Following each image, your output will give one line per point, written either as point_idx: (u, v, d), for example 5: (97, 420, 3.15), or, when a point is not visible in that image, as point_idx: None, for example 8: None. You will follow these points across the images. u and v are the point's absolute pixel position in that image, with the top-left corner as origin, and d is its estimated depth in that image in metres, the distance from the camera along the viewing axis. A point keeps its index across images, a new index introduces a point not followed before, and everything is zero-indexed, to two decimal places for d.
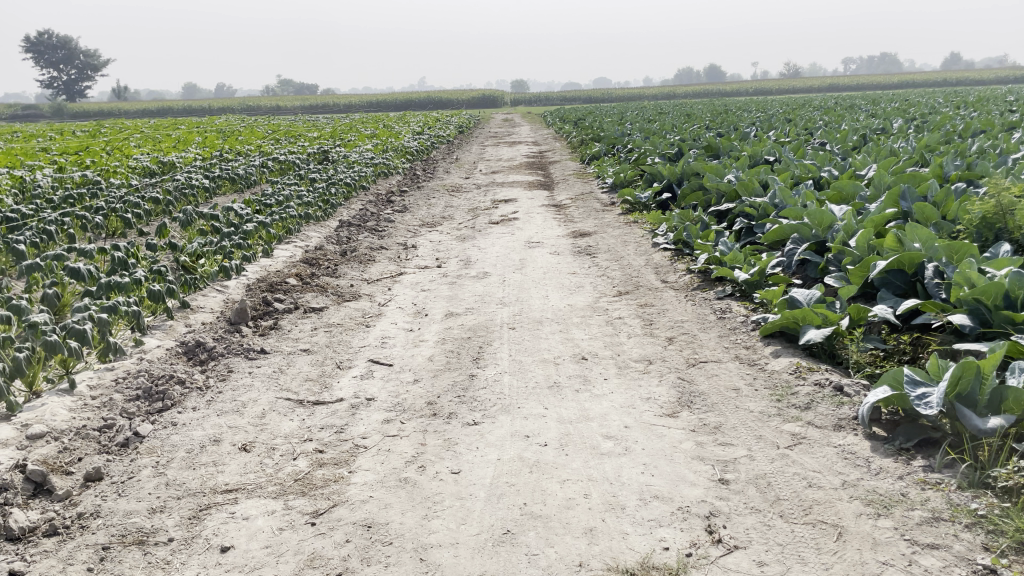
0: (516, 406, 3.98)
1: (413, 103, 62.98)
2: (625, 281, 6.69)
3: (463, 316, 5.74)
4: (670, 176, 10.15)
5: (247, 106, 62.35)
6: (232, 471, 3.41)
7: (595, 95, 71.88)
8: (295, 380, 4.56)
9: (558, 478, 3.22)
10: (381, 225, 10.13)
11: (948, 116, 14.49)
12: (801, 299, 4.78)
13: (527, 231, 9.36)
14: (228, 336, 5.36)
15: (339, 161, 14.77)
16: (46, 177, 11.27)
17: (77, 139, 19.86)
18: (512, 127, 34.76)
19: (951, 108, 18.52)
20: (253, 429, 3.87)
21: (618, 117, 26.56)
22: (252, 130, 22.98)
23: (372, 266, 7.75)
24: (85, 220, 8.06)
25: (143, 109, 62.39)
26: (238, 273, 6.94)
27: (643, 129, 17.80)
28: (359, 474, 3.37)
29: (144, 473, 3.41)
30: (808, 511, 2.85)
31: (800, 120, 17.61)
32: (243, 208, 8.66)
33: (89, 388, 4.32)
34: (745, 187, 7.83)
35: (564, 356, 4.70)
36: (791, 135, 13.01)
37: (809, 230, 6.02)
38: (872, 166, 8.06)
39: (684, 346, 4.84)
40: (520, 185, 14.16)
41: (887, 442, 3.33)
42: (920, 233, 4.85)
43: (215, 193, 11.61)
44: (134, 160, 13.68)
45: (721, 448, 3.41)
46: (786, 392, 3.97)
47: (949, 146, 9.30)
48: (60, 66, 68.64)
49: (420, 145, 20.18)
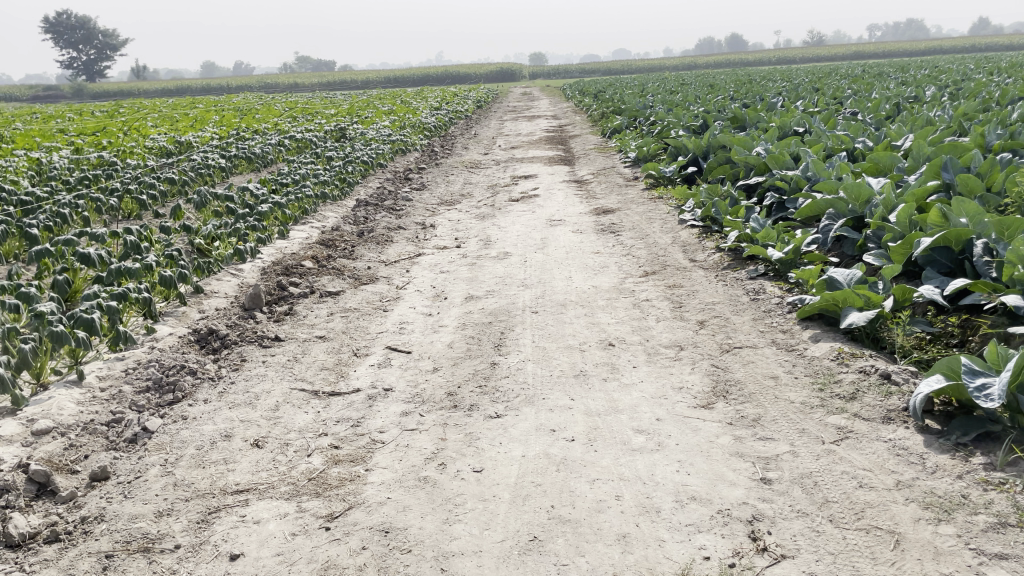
0: (541, 397, 3.77)
1: (431, 78, 62.60)
2: (651, 261, 6.44)
3: (484, 299, 5.54)
4: (695, 149, 9.86)
5: (265, 83, 62.15)
6: (243, 470, 3.24)
7: (615, 66, 70.82)
8: (310, 369, 4.38)
9: (588, 477, 3.01)
10: (399, 204, 9.93)
11: (982, 83, 13.99)
12: (841, 279, 4.51)
13: (548, 208, 9.11)
14: (242, 323, 5.19)
15: (356, 138, 14.54)
16: (61, 158, 11.15)
17: (97, 120, 19.81)
18: (531, 101, 34.32)
19: (986, 75, 17.94)
20: (265, 423, 3.70)
21: (639, 89, 26.08)
22: (270, 107, 22.79)
23: (390, 247, 7.55)
24: (99, 204, 7.92)
25: (164, 88, 62.48)
26: (253, 256, 6.78)
27: (665, 101, 17.38)
28: (377, 472, 3.19)
29: (152, 472, 3.25)
30: (860, 516, 2.63)
31: (827, 88, 17.08)
32: (259, 188, 8.49)
33: (98, 379, 4.17)
34: (775, 160, 7.53)
35: (591, 343, 4.49)
36: (820, 105, 12.59)
37: (846, 205, 5.74)
38: (908, 137, 7.72)
39: (716, 330, 4.61)
40: (540, 160, 13.91)
41: (941, 435, 3.09)
42: (968, 207, 4.55)
43: (231, 173, 11.46)
44: (150, 140, 13.55)
45: (762, 444, 3.19)
46: (829, 380, 3.73)
47: (989, 114, 8.91)
48: (80, 47, 68.85)
49: (437, 121, 19.90)
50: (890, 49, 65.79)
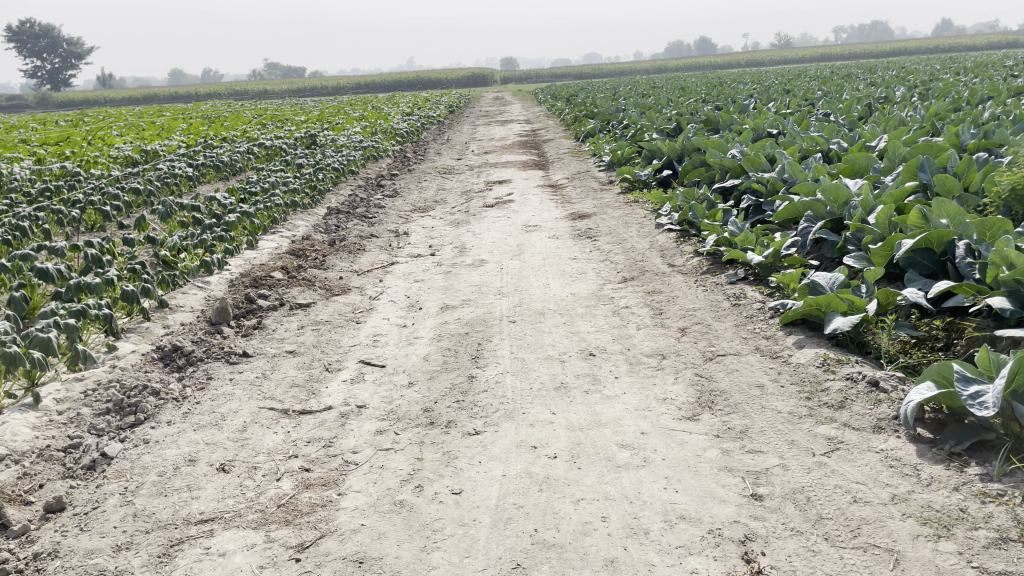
0: (521, 412, 3.63)
1: (401, 85, 62.42)
2: (629, 266, 6.33)
3: (460, 309, 5.39)
4: (670, 152, 9.80)
5: (234, 90, 61.45)
6: (208, 497, 3.07)
7: (587, 70, 70.77)
8: (280, 387, 4.20)
9: (572, 497, 2.88)
10: (372, 211, 9.74)
11: (950, 82, 14.12)
12: (824, 284, 4.43)
13: (524, 214, 8.98)
14: (208, 339, 4.99)
15: (326, 145, 14.31)
16: (23, 169, 10.82)
17: (62, 129, 19.36)
18: (503, 106, 34.18)
19: (951, 74, 18.13)
20: (232, 445, 3.52)
21: (610, 92, 26.08)
22: (240, 115, 22.46)
23: (362, 256, 7.37)
24: (61, 215, 7.67)
25: (130, 96, 61.59)
26: (221, 267, 6.57)
27: (638, 104, 17.34)
28: (350, 497, 3.03)
29: (111, 502, 3.07)
30: (857, 533, 2.52)
31: (798, 90, 17.10)
32: (227, 197, 8.27)
33: (55, 402, 3.96)
34: (751, 162, 7.47)
35: (571, 353, 4.35)
36: (792, 106, 12.60)
37: (824, 207, 5.68)
38: (882, 137, 7.69)
39: (699, 337, 4.50)
40: (514, 165, 13.79)
41: (934, 444, 3.00)
42: (948, 207, 4.48)
43: (198, 182, 11.20)
44: (115, 150, 13.24)
45: (750, 457, 3.07)
46: (816, 389, 3.63)
47: (961, 114, 8.93)
48: (44, 54, 67.81)
49: (409, 126, 19.71)
50: (856, 51, 66.58)
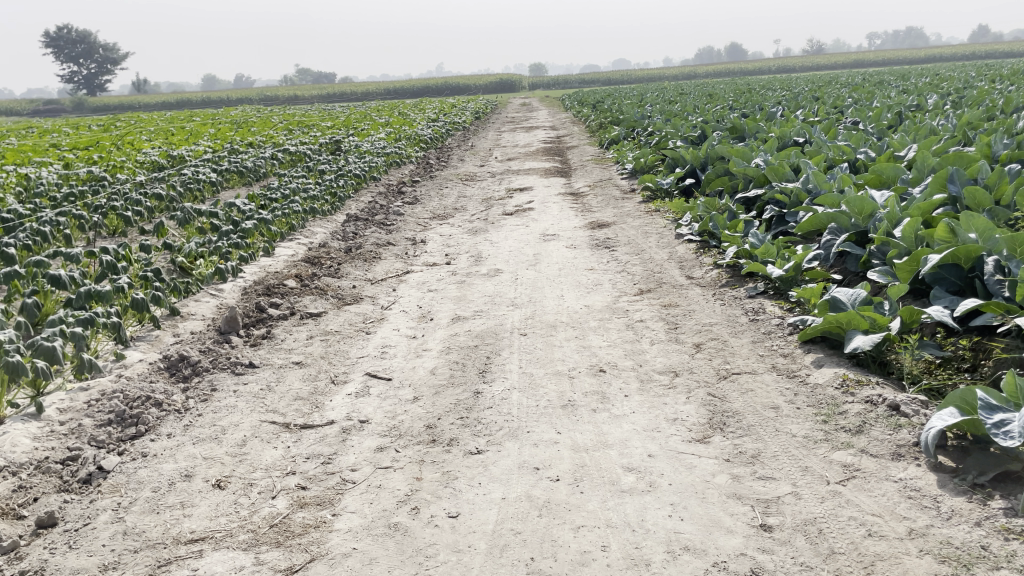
0: (526, 430, 3.53)
1: (430, 91, 62.67)
2: (646, 278, 6.19)
3: (471, 321, 5.29)
4: (693, 161, 9.64)
5: (265, 96, 62.10)
6: (201, 515, 3.00)
7: (615, 75, 70.44)
8: (284, 400, 4.13)
9: (572, 524, 2.76)
10: (390, 219, 9.69)
11: (984, 91, 13.73)
12: (846, 300, 4.28)
13: (543, 222, 8.87)
14: (216, 348, 4.94)
15: (350, 151, 14.33)
16: (51, 173, 10.91)
17: (93, 133, 19.58)
18: (529, 112, 34.11)
19: (986, 82, 17.72)
20: (230, 460, 3.45)
21: (637, 100, 25.93)
22: (267, 121, 22.59)
23: (377, 265, 7.32)
24: (82, 221, 7.70)
25: (163, 101, 62.55)
26: (235, 275, 6.53)
27: (663, 111, 17.17)
28: (344, 518, 2.94)
29: (102, 519, 3.01)
30: (871, 571, 2.38)
31: (826, 98, 16.83)
32: (246, 204, 8.25)
33: (58, 412, 3.92)
34: (775, 172, 7.30)
35: (580, 368, 4.24)
36: (820, 114, 12.38)
37: (848, 219, 5.51)
38: (911, 147, 7.48)
39: (714, 354, 4.36)
40: (536, 172, 13.69)
41: (956, 474, 2.85)
42: (977, 222, 4.31)
43: (221, 187, 11.23)
44: (142, 154, 13.34)
45: (761, 484, 2.94)
46: (833, 411, 3.48)
47: (993, 123, 8.68)
48: (81, 60, 69.15)
49: (434, 132, 19.68)
50: (888, 58, 65.69)
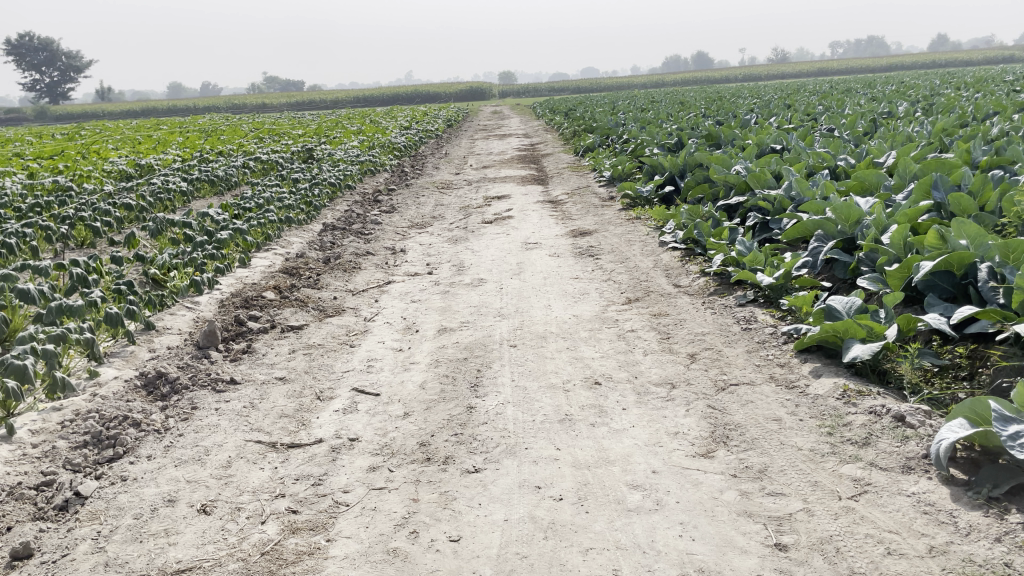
0: (524, 447, 3.41)
1: (400, 99, 62.43)
2: (633, 287, 6.12)
3: (458, 332, 5.17)
4: (672, 168, 9.61)
5: (232, 104, 61.41)
6: (187, 543, 2.84)
7: (586, 83, 70.71)
8: (268, 418, 3.97)
9: (579, 546, 2.66)
10: (368, 228, 9.54)
11: (954, 99, 13.92)
12: (841, 308, 4.23)
13: (524, 230, 8.78)
14: (194, 364, 4.77)
15: (324, 160, 14.13)
16: (15, 183, 10.56)
17: (59, 142, 19.09)
18: (502, 120, 34.06)
19: (952, 90, 18.02)
20: (215, 483, 3.30)
21: (610, 107, 26.01)
22: (237, 129, 22.06)
23: (358, 275, 7.17)
24: (50, 232, 7.44)
25: (128, 111, 61.62)
26: (211, 287, 6.34)
27: (637, 119, 17.21)
28: (340, 543, 2.80)
29: (81, 549, 2.85)
30: None
31: (798, 105, 16.95)
32: (220, 214, 8.04)
33: (30, 434, 3.73)
34: (756, 179, 7.27)
35: (575, 381, 4.13)
36: (794, 122, 12.46)
37: (835, 226, 5.48)
38: (890, 153, 7.50)
39: (709, 365, 4.28)
40: (513, 179, 13.61)
41: (970, 487, 2.79)
42: (968, 228, 4.27)
43: (192, 197, 10.98)
44: (110, 163, 12.99)
45: (771, 500, 2.86)
46: (837, 423, 3.42)
47: (969, 130, 8.76)
48: (43, 67, 67.86)
49: (408, 141, 19.52)
50: (853, 66, 66.83)
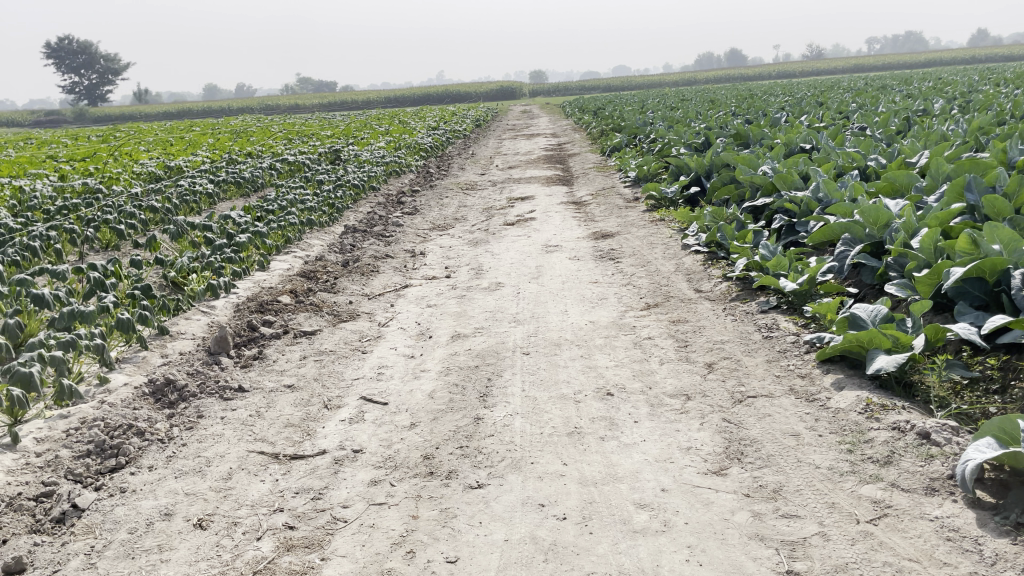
0: (529, 462, 3.30)
1: (431, 98, 62.54)
2: (653, 291, 5.97)
3: (471, 339, 5.07)
4: (698, 168, 9.42)
5: (265, 104, 62.01)
6: (179, 560, 2.78)
7: (617, 81, 70.35)
8: (273, 427, 3.91)
9: (580, 570, 2.54)
10: (390, 230, 9.48)
11: (993, 95, 13.49)
12: (866, 316, 4.05)
13: (546, 232, 8.66)
14: (204, 371, 4.72)
15: (350, 160, 14.14)
16: (45, 185, 10.66)
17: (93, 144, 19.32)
18: (531, 119, 33.91)
19: (992, 86, 17.53)
20: (213, 497, 3.23)
21: (640, 106, 25.76)
22: (267, 129, 22.16)
23: (375, 278, 7.11)
24: (73, 235, 7.47)
25: (164, 112, 62.54)
26: (227, 291, 6.31)
27: (666, 117, 16.98)
28: (334, 562, 2.72)
29: (73, 565, 2.79)
30: None
31: (831, 103, 16.61)
32: (241, 216, 8.02)
33: (35, 442, 3.70)
34: (783, 180, 7.07)
35: (587, 392, 4.01)
36: (825, 120, 12.16)
37: (862, 229, 5.27)
38: (923, 153, 7.25)
39: (727, 375, 4.14)
40: (537, 180, 13.48)
41: (997, 512, 2.63)
42: (1001, 233, 4.05)
43: (217, 198, 11.01)
44: (139, 165, 13.08)
45: (785, 523, 2.71)
46: (858, 439, 3.26)
47: (1006, 128, 8.45)
48: (82, 70, 69.10)
49: (435, 141, 19.45)
50: (891, 61, 65.71)
